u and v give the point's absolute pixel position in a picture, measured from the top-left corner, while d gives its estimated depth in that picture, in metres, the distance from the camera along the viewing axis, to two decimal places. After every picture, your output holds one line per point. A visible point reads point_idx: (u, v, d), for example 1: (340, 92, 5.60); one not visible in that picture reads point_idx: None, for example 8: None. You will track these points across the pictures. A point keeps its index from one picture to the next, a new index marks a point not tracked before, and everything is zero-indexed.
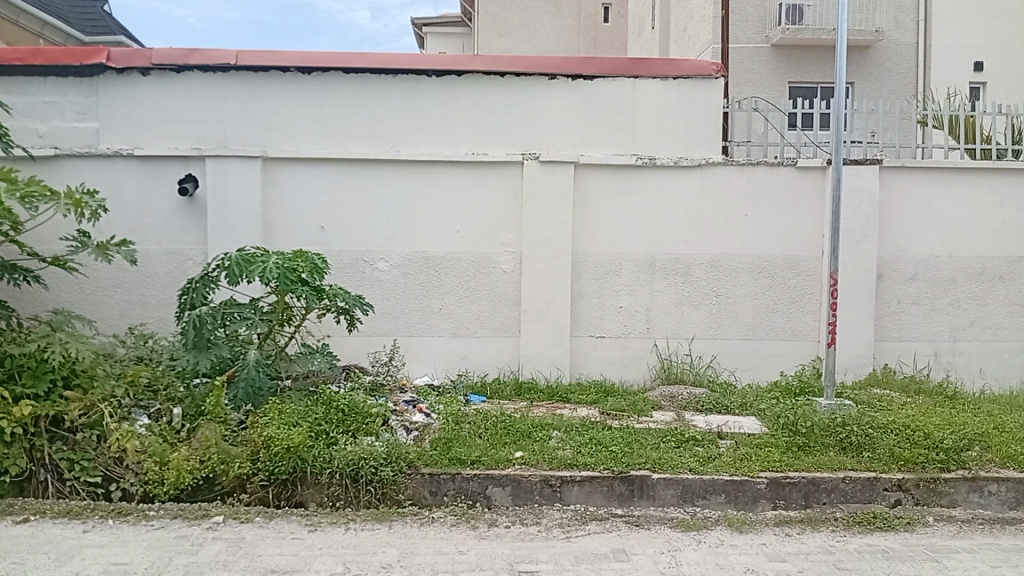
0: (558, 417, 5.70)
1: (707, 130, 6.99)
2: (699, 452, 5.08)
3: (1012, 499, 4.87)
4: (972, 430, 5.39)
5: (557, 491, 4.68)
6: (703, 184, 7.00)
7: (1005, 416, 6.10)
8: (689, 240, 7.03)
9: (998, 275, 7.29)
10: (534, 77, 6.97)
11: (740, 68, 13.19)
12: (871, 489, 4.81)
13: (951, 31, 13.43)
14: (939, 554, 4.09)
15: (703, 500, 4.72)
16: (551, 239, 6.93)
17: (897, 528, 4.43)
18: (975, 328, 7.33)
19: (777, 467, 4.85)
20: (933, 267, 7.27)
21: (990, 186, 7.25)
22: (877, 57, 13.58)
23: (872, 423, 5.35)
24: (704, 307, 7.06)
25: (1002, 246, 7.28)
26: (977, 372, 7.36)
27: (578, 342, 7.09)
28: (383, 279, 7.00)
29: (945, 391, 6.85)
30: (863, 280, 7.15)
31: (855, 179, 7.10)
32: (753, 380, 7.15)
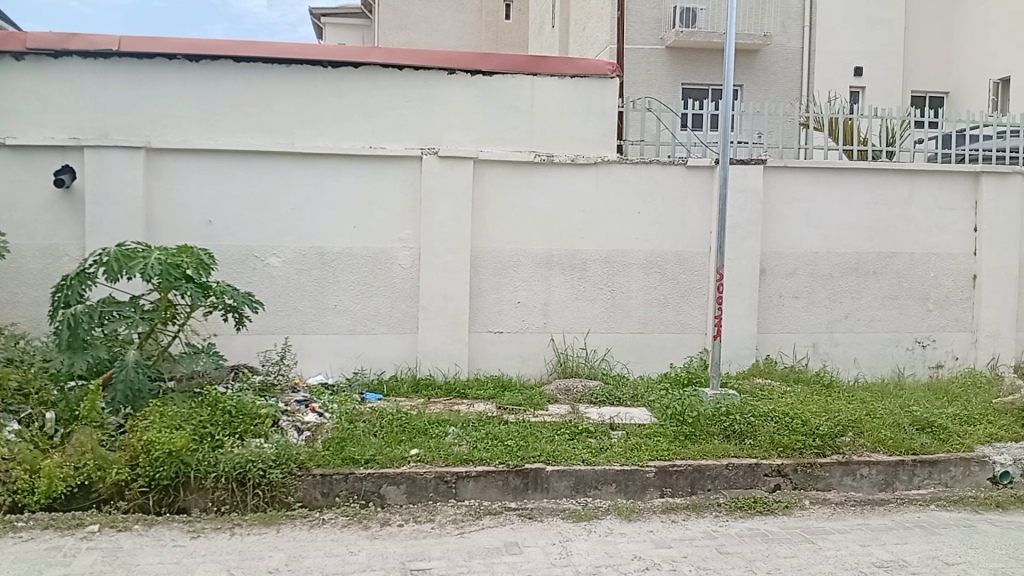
0: (454, 413, 5.68)
1: (602, 128, 7.13)
2: (592, 443, 5.18)
3: (880, 480, 5.24)
4: (846, 416, 5.72)
5: (452, 487, 4.67)
6: (599, 182, 7.13)
7: (876, 402, 6.49)
8: (585, 236, 7.14)
9: (871, 269, 7.75)
10: (432, 71, 6.93)
11: (636, 68, 13.50)
12: (752, 474, 5.04)
13: (833, 38, 14.19)
14: (814, 535, 4.31)
15: (595, 490, 4.81)
16: (449, 234, 6.90)
17: (775, 511, 4.65)
18: (849, 320, 7.77)
19: (665, 456, 5.00)
20: (812, 262, 7.66)
21: (864, 186, 7.70)
22: (765, 61, 14.17)
23: (754, 411, 5.62)
24: (599, 302, 7.19)
25: (875, 242, 7.75)
26: (852, 362, 7.80)
27: (476, 337, 7.08)
28: (275, 275, 6.80)
29: (822, 378, 7.24)
30: (747, 275, 7.48)
31: (741, 178, 7.43)
32: (644, 371, 7.34)
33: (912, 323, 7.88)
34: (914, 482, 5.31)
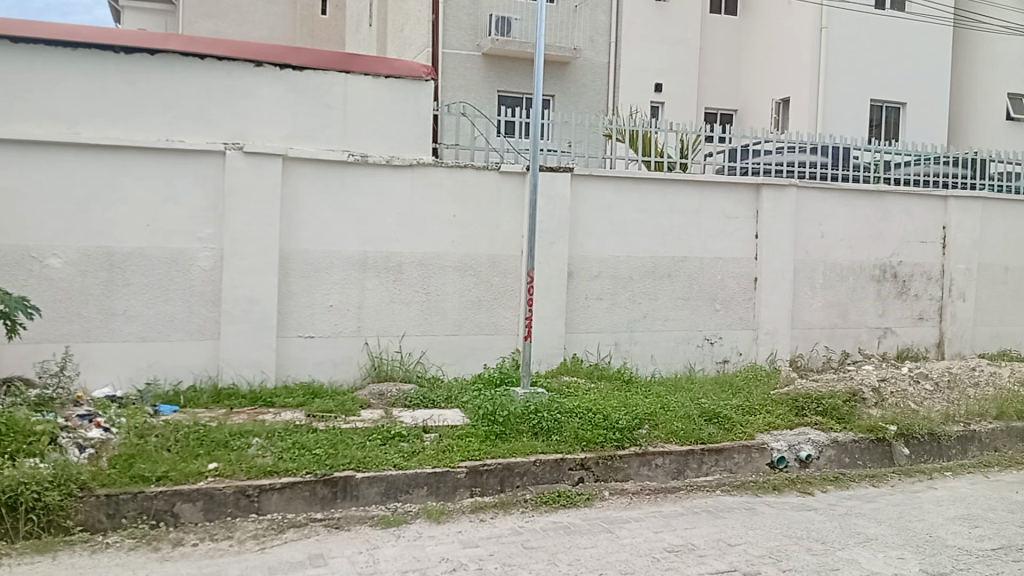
0: (258, 423, 5.44)
1: (416, 131, 7.13)
2: (404, 447, 5.16)
3: (673, 469, 5.67)
4: (643, 411, 6.18)
5: (254, 501, 4.47)
6: (413, 184, 7.11)
7: (671, 396, 7.01)
8: (399, 238, 7.10)
9: (666, 272, 8.37)
10: (239, 64, 6.60)
11: (452, 73, 13.61)
12: (558, 470, 5.28)
13: (636, 55, 15.13)
14: (612, 524, 4.57)
15: (406, 494, 4.81)
16: (256, 235, 6.60)
17: (578, 503, 4.90)
18: (648, 319, 8.32)
19: (476, 457, 5.11)
20: (614, 266, 8.15)
21: (661, 195, 8.30)
22: (575, 72, 14.84)
23: (560, 409, 5.94)
24: (414, 304, 7.18)
25: (670, 247, 8.38)
26: (649, 359, 8.36)
27: (284, 342, 6.82)
28: (54, 277, 6.18)
29: (623, 375, 7.69)
30: (555, 278, 7.82)
31: (550, 185, 7.76)
32: (457, 373, 7.41)
33: (703, 322, 8.57)
34: (703, 469, 5.80)
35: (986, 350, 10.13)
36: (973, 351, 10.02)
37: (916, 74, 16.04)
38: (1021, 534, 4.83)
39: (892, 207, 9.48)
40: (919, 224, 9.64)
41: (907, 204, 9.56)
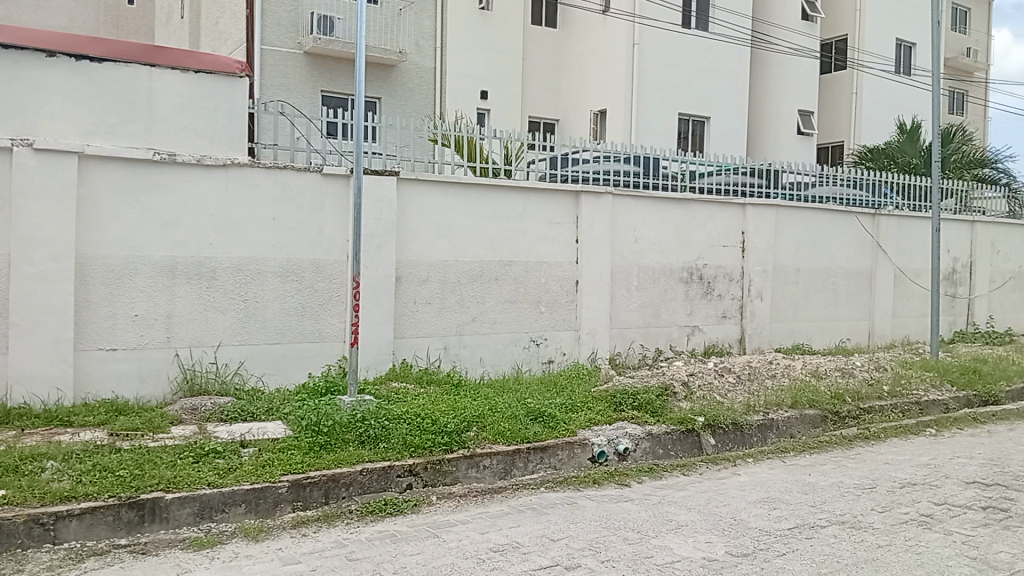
0: (54, 445, 4.96)
1: (231, 129, 6.79)
2: (220, 464, 4.97)
3: (500, 469, 5.84)
4: (471, 413, 6.32)
5: (50, 530, 4.12)
6: (227, 185, 6.75)
7: (498, 397, 7.18)
8: (213, 243, 6.71)
9: (493, 276, 8.55)
10: (28, 53, 6.03)
11: (274, 71, 13.10)
12: (385, 478, 5.29)
13: (462, 61, 15.33)
14: (438, 529, 4.67)
15: (223, 513, 4.63)
16: (48, 239, 6.00)
17: (404, 511, 4.99)
18: (476, 323, 8.45)
19: (298, 470, 5.01)
20: (442, 270, 8.20)
21: (486, 200, 8.46)
22: (401, 76, 14.79)
23: (387, 415, 5.98)
24: (231, 313, 6.82)
25: (496, 251, 8.56)
26: (478, 362, 8.49)
27: (84, 356, 6.23)
28: None
29: (451, 378, 7.77)
30: (382, 283, 7.74)
31: (376, 188, 7.66)
32: (281, 384, 7.11)
33: (529, 324, 8.83)
34: (529, 467, 6.01)
35: (780, 344, 11.18)
36: (769, 346, 11.04)
37: (719, 91, 17.43)
38: (811, 513, 5.36)
39: (698, 214, 10.23)
40: (722, 230, 10.48)
41: (711, 212, 10.36)
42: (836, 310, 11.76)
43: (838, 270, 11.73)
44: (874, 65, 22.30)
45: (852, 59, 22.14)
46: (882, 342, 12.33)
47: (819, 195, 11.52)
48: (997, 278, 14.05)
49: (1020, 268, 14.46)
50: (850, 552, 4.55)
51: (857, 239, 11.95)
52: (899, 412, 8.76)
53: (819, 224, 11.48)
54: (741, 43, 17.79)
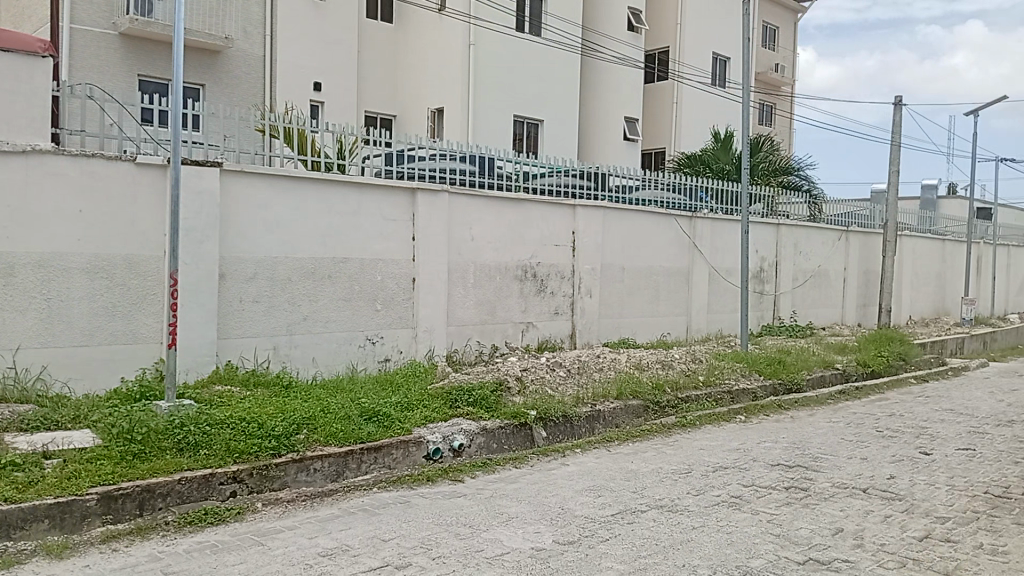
0: None
1: (31, 113, 6.18)
2: (18, 478, 4.55)
3: (332, 471, 5.70)
4: (301, 415, 6.13)
5: None
6: (27, 173, 6.15)
7: (330, 398, 7.02)
8: (9, 236, 6.08)
9: (325, 274, 8.33)
10: None
11: (84, 52, 12.02)
12: (207, 486, 5.02)
13: (294, 51, 14.83)
14: (263, 536, 4.51)
15: (20, 532, 4.27)
16: None
17: (226, 519, 4.78)
18: (307, 322, 8.20)
19: (108, 481, 4.66)
20: (271, 267, 7.88)
21: (318, 195, 8.22)
22: (227, 63, 14.14)
23: (210, 420, 5.69)
24: (31, 313, 6.22)
25: (328, 248, 8.34)
26: (309, 362, 8.24)
27: None
28: None
29: (281, 380, 7.50)
30: (204, 280, 7.33)
31: (197, 181, 7.24)
32: (89, 390, 6.54)
33: (364, 323, 8.69)
34: (362, 469, 5.91)
35: (608, 339, 11.73)
36: (598, 341, 11.55)
37: (553, 94, 18.00)
38: (633, 499, 5.65)
39: (532, 214, 10.51)
40: (554, 230, 10.82)
41: (543, 212, 10.67)
42: (658, 306, 12.49)
43: (661, 268, 12.47)
44: (694, 76, 23.89)
45: (674, 71, 23.63)
46: (700, 336, 13.24)
47: (643, 198, 12.19)
48: (799, 276, 15.49)
49: (818, 268, 16.02)
50: (668, 535, 4.85)
51: (677, 240, 12.76)
52: (714, 400, 9.45)
53: (643, 225, 12.15)
54: (572, 50, 18.51)
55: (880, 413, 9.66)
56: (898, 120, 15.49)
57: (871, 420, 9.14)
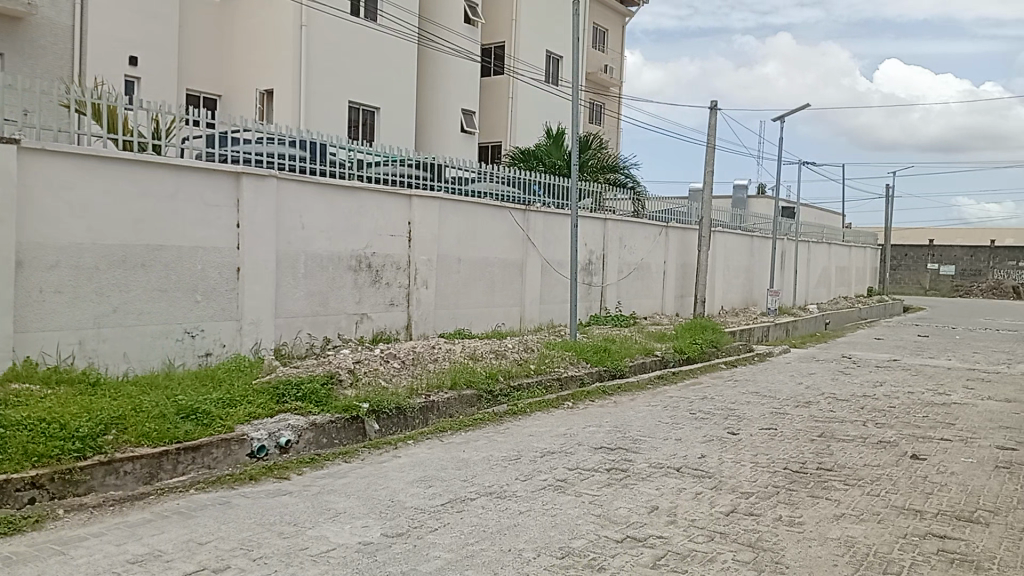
0: None
1: None
2: None
3: (145, 474, 5.32)
4: (110, 414, 5.67)
5: None
6: None
7: (144, 395, 6.54)
8: None
9: (139, 262, 7.74)
10: None
11: None
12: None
13: (108, 22, 13.62)
14: (66, 546, 4.14)
15: None
16: None
17: (23, 528, 4.35)
18: (119, 314, 7.59)
19: None
20: (77, 255, 7.22)
21: (132, 176, 7.63)
22: (31, 31, 12.67)
23: (5, 421, 5.15)
24: None
25: (143, 235, 7.75)
26: (121, 357, 7.63)
27: None
28: None
29: (88, 377, 6.89)
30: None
31: None
32: None
33: (182, 314, 8.16)
34: (178, 470, 5.56)
35: (443, 330, 11.77)
36: (433, 332, 11.57)
37: (388, 82, 17.75)
38: (462, 487, 5.72)
39: (366, 203, 10.32)
40: (388, 220, 10.68)
41: (378, 201, 10.50)
42: (492, 297, 12.68)
43: (495, 260, 12.66)
44: (527, 73, 24.47)
45: (508, 66, 24.08)
46: (532, 326, 13.60)
47: (478, 190, 12.33)
48: (624, 269, 16.31)
49: (641, 261, 16.95)
50: (496, 521, 4.96)
51: (512, 232, 13.00)
52: (544, 387, 9.76)
53: (478, 217, 12.28)
54: (408, 38, 18.33)
55: (694, 397, 10.40)
56: (712, 125, 16.66)
57: (686, 403, 9.81)
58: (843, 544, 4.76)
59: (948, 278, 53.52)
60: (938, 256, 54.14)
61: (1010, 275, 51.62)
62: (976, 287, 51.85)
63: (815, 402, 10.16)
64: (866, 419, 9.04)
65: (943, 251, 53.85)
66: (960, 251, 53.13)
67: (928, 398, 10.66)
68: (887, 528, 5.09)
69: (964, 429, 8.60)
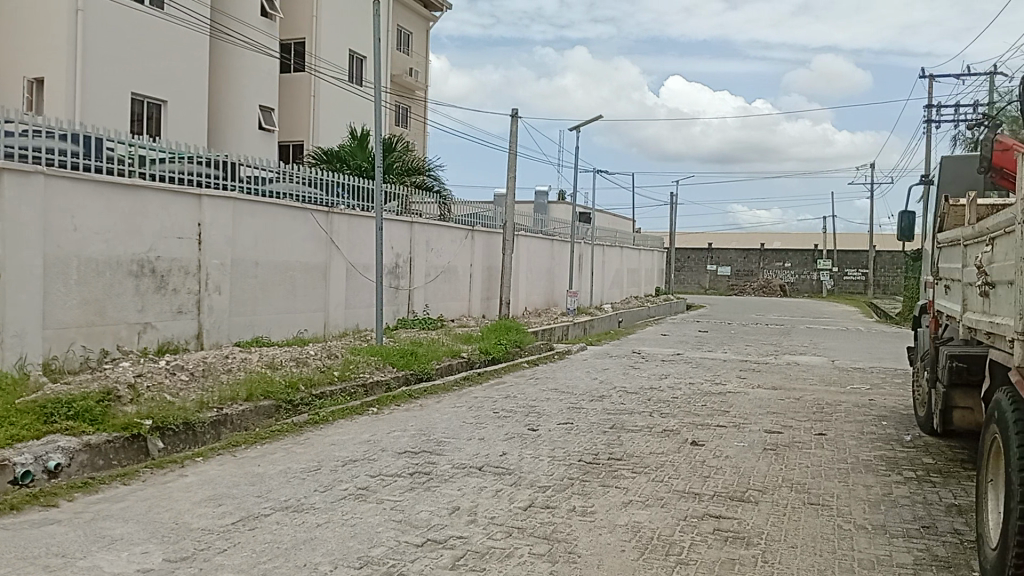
0: None
1: None
2: None
3: None
4: None
5: None
6: None
7: None
8: None
9: None
10: None
11: None
12: None
13: None
14: None
15: None
16: None
17: None
18: None
19: None
20: None
21: None
22: None
23: None
24: None
25: None
26: None
27: None
28: None
29: None
30: None
31: None
32: None
33: None
34: None
35: (239, 338, 11.14)
36: (227, 341, 10.92)
37: (179, 75, 16.60)
38: (256, 503, 5.45)
39: (149, 203, 9.56)
40: (176, 221, 9.96)
41: (164, 201, 9.76)
42: (293, 302, 12.20)
43: (295, 264, 12.19)
44: (329, 71, 23.94)
45: (309, 64, 23.42)
46: (337, 331, 13.22)
47: (276, 191, 11.83)
48: (431, 272, 16.36)
49: (447, 264, 17.07)
50: (291, 535, 4.77)
51: (313, 235, 12.58)
52: (347, 394, 9.54)
53: (276, 219, 11.76)
54: (201, 29, 17.26)
55: (498, 396, 10.64)
56: (514, 132, 17.17)
57: (490, 403, 10.03)
58: (630, 530, 5.08)
59: (724, 279, 59.06)
60: (716, 258, 59.60)
61: (775, 275, 57.98)
62: (747, 286, 57.66)
63: (609, 396, 10.78)
64: (654, 411, 9.73)
65: (720, 254, 59.35)
66: (735, 254, 58.78)
67: (707, 388, 11.68)
68: (669, 511, 5.51)
69: (736, 415, 9.51)
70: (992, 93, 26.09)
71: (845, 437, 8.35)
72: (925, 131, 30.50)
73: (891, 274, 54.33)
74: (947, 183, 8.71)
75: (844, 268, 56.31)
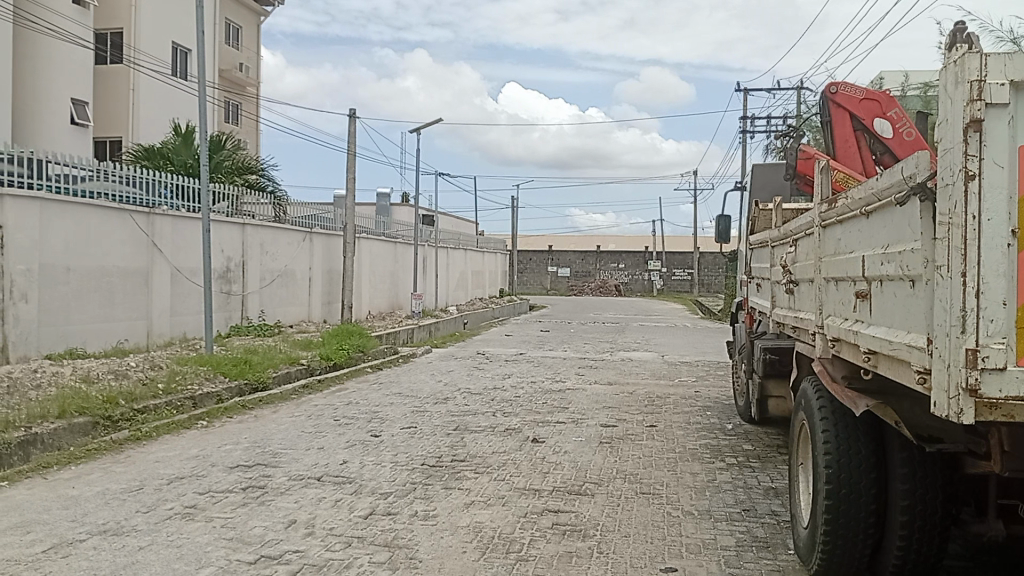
0: None
1: None
2: None
3: None
4: None
5: None
6: None
7: None
8: None
9: None
10: None
11: None
12: None
13: None
14: None
15: None
16: None
17: None
18: None
19: None
20: None
21: None
22: None
23: None
24: None
25: None
26: None
27: None
28: None
29: None
30: None
31: None
32: None
33: None
34: None
35: (50, 351, 10.13)
36: (36, 353, 9.89)
37: None
38: (69, 529, 4.97)
39: None
40: None
41: None
42: (110, 310, 11.24)
43: (113, 269, 11.27)
44: (150, 64, 22.42)
45: (128, 57, 21.85)
46: (162, 341, 12.31)
47: (89, 190, 10.89)
48: (266, 277, 15.67)
49: (285, 267, 16.42)
50: (109, 561, 4.40)
51: (133, 238, 11.66)
52: (174, 408, 8.91)
53: (91, 220, 10.83)
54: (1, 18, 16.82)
55: (339, 403, 10.37)
56: (354, 133, 16.83)
57: (329, 410, 9.76)
58: (471, 531, 5.10)
59: (564, 279, 61.15)
60: (556, 260, 61.64)
61: (610, 275, 60.73)
62: (586, 286, 59.98)
63: (453, 398, 10.79)
64: (497, 410, 9.86)
65: (560, 255, 61.34)
66: (573, 256, 60.98)
67: (547, 386, 12.00)
68: (510, 509, 5.59)
69: (575, 411, 9.83)
70: (797, 107, 28.57)
71: (674, 428, 8.85)
72: (741, 141, 32.94)
73: (714, 273, 58.53)
74: (759, 188, 9.47)
75: (673, 269, 59.92)
